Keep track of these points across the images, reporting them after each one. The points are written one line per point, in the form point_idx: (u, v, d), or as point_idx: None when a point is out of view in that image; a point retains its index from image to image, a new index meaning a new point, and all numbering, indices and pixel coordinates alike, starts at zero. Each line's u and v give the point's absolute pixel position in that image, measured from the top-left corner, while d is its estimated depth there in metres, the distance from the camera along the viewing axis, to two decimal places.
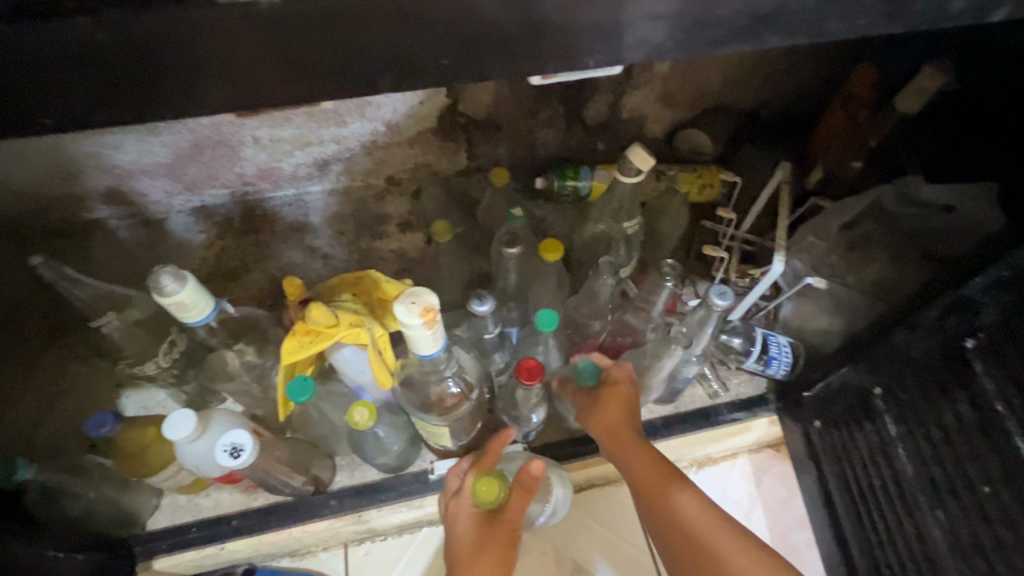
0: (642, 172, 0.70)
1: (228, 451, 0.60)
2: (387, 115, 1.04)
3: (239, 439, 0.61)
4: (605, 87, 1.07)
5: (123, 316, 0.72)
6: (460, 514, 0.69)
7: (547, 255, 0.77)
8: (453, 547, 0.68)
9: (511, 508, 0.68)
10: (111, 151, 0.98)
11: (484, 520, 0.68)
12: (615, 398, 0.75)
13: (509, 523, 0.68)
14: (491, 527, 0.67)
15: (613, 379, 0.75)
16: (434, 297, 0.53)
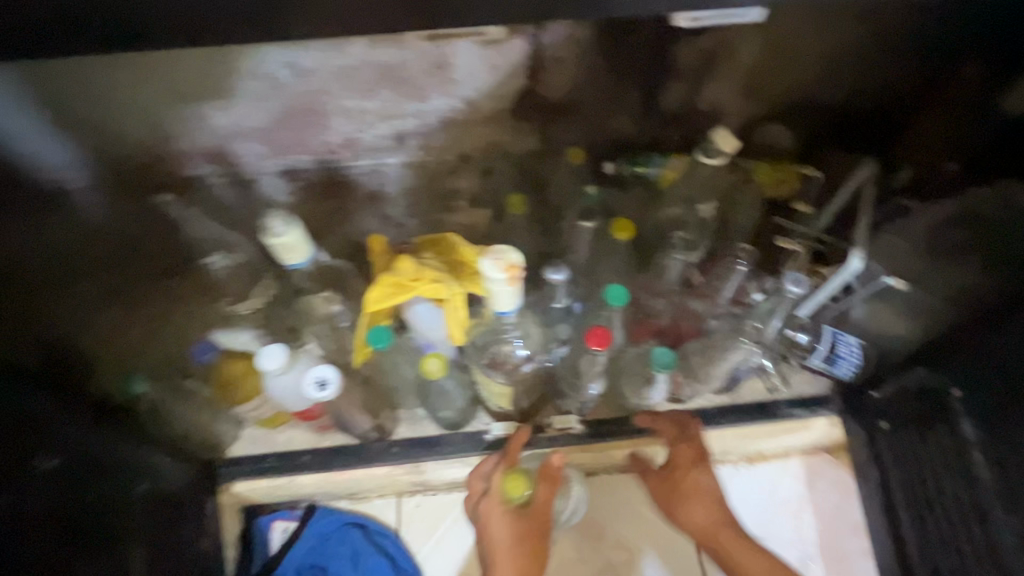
0: (726, 154, 0.70)
1: (316, 384, 0.66)
2: (468, 92, 1.08)
3: (325, 373, 0.67)
4: (684, 76, 1.06)
5: (231, 256, 0.83)
6: (492, 517, 0.74)
7: (617, 233, 0.78)
8: (489, 549, 0.74)
9: (540, 503, 0.75)
10: (213, 110, 1.04)
11: (516, 518, 0.74)
12: (682, 471, 0.82)
13: (536, 518, 0.74)
14: (523, 524, 0.74)
15: (682, 462, 0.82)
16: (518, 256, 0.56)
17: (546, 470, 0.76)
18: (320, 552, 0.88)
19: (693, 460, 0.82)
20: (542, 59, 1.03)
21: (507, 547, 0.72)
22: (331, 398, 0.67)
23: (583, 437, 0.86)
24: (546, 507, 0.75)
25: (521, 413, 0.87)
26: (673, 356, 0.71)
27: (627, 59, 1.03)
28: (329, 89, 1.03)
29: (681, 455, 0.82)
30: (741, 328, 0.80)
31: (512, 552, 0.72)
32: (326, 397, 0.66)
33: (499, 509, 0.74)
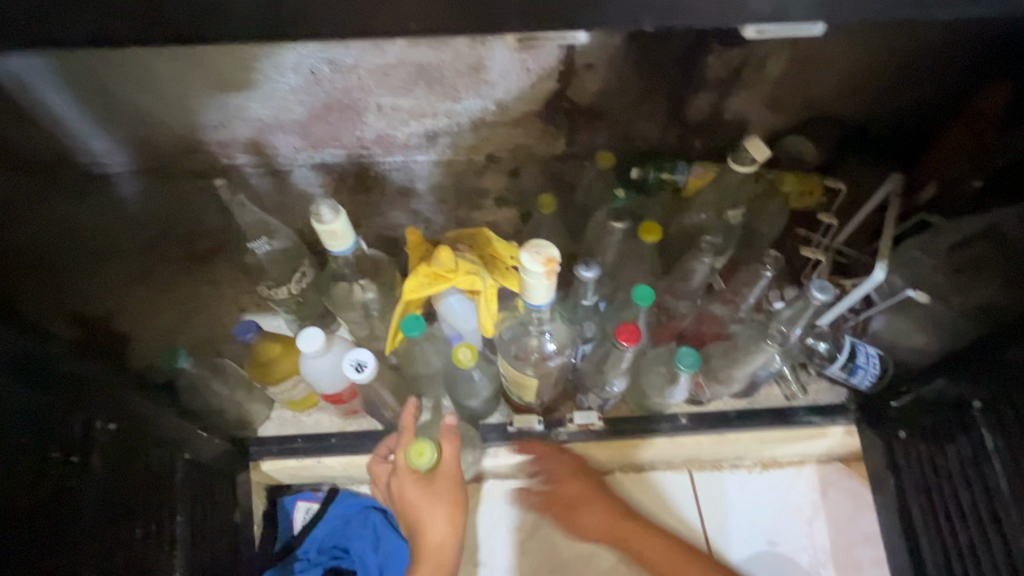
0: (756, 163, 0.72)
1: (353, 366, 0.69)
2: (500, 94, 1.11)
3: (363, 357, 0.70)
4: (711, 85, 1.08)
5: (273, 242, 0.84)
6: (408, 490, 0.74)
7: (645, 236, 0.81)
8: (412, 517, 0.76)
9: (442, 471, 0.75)
10: (255, 103, 1.06)
11: (424, 485, 0.74)
12: (575, 483, 0.86)
13: (445, 479, 0.75)
14: (433, 488, 0.75)
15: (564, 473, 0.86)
16: (556, 250, 0.58)
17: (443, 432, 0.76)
18: (342, 534, 0.91)
19: (577, 465, 0.87)
20: (573, 64, 1.05)
21: (428, 512, 0.75)
22: (366, 381, 0.70)
23: (602, 433, 0.88)
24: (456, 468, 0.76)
25: (543, 408, 0.89)
26: (698, 358, 0.73)
27: (656, 66, 1.05)
28: (367, 86, 1.06)
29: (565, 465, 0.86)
30: (767, 331, 0.78)
31: (437, 514, 0.75)
32: (363, 379, 0.69)
33: (413, 481, 0.74)
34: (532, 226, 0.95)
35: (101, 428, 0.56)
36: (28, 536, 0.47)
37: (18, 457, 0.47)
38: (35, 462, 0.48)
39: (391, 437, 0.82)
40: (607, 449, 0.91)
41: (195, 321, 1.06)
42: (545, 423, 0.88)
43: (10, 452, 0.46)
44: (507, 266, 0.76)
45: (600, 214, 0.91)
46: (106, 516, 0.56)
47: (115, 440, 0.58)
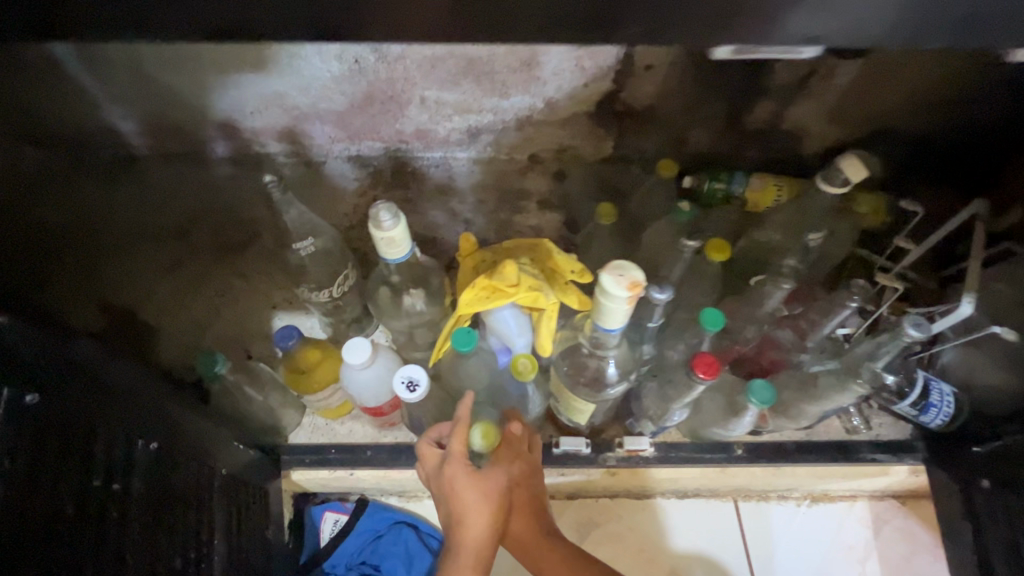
0: (849, 183, 0.66)
1: (406, 384, 0.65)
2: (551, 92, 1.04)
3: (416, 374, 0.66)
4: (775, 93, 1.01)
5: (319, 242, 0.80)
6: (460, 480, 0.65)
7: (713, 254, 0.75)
8: (455, 510, 0.66)
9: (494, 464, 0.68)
10: (295, 92, 1.01)
11: (477, 477, 0.66)
12: (518, 488, 0.71)
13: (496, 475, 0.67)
14: (485, 481, 0.66)
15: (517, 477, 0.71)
16: (641, 274, 0.52)
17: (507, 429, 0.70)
18: (371, 550, 0.87)
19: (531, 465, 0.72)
20: (632, 65, 0.99)
21: (474, 506, 0.65)
22: (417, 400, 0.66)
23: (653, 460, 0.83)
24: (508, 466, 0.69)
25: (592, 429, 0.85)
26: (773, 393, 0.68)
27: (719, 71, 0.98)
28: (411, 77, 1.00)
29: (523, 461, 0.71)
30: (852, 370, 0.72)
31: (482, 509, 0.66)
32: (414, 399, 0.66)
33: (465, 471, 0.66)
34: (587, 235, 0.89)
35: (144, 447, 0.52)
36: (71, 555, 0.42)
37: (60, 488, 0.42)
38: (78, 489, 0.44)
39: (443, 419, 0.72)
40: (656, 477, 0.85)
41: (202, 316, 0.98)
42: (593, 447, 0.84)
43: (52, 481, 0.42)
44: (567, 281, 0.72)
45: (659, 227, 0.86)
46: (150, 546, 0.51)
47: (157, 461, 0.53)
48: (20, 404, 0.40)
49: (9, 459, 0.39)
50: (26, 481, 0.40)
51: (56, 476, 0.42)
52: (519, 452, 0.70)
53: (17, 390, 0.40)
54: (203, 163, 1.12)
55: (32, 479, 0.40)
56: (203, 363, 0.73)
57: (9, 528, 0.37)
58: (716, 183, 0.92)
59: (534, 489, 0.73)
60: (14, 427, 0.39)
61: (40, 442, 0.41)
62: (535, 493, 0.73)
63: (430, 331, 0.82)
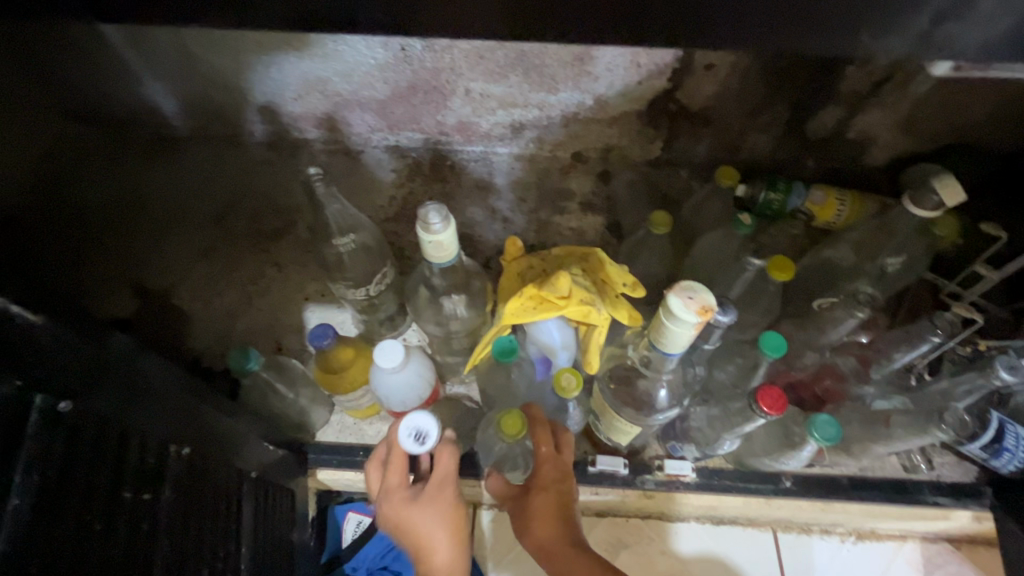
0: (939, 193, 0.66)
1: (414, 437, 0.61)
2: (601, 89, 0.99)
3: (425, 424, 0.61)
4: (845, 100, 0.93)
5: (358, 239, 0.78)
6: (406, 510, 0.65)
7: (774, 273, 0.70)
8: (415, 542, 0.65)
9: (434, 483, 0.66)
10: (336, 78, 0.98)
11: (419, 500, 0.65)
12: (544, 491, 0.68)
13: (441, 491, 0.66)
14: (430, 500, 0.66)
15: (544, 479, 0.68)
16: (712, 297, 0.48)
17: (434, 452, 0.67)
18: (393, 556, 0.83)
19: (558, 466, 0.68)
20: (691, 63, 0.93)
21: (432, 528, 0.65)
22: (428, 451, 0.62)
23: (695, 487, 0.79)
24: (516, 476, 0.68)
25: (632, 450, 0.80)
26: (838, 429, 0.62)
27: (785, 73, 0.91)
28: (456, 68, 0.95)
29: (547, 459, 0.67)
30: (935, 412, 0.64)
31: (439, 530, 0.65)
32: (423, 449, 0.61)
33: (407, 500, 0.65)
34: (637, 244, 0.84)
35: (176, 453, 0.50)
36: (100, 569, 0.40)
37: (90, 499, 0.40)
38: (110, 500, 0.42)
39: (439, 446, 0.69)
40: (696, 503, 0.81)
41: (232, 305, 0.96)
42: (631, 467, 0.80)
43: (84, 493, 0.40)
44: (618, 293, 0.67)
45: (714, 239, 0.80)
46: (182, 556, 0.49)
47: (189, 466, 0.52)
48: (54, 410, 0.39)
49: (40, 472, 0.37)
50: (57, 495, 0.38)
51: (88, 488, 0.40)
52: (545, 450, 0.67)
53: (48, 397, 0.38)
54: (239, 146, 1.10)
55: (63, 494, 0.38)
56: (236, 358, 0.71)
57: (38, 543, 0.36)
58: (773, 194, 0.84)
59: (562, 498, 0.68)
60: (44, 438, 0.37)
61: (70, 451, 0.40)
62: (565, 502, 0.68)
63: (469, 336, 0.79)
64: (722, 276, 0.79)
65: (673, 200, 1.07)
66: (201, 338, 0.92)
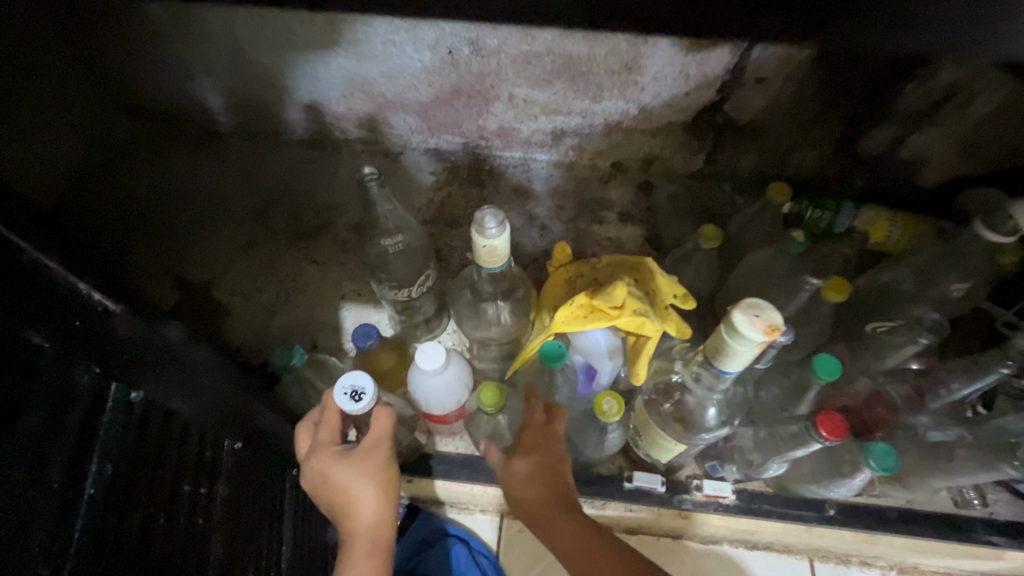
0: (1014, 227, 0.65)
1: (348, 394, 0.56)
2: (647, 98, 0.97)
3: (359, 383, 0.57)
4: (900, 118, 0.90)
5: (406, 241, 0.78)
6: (330, 469, 0.57)
7: (829, 293, 0.68)
8: (337, 504, 0.57)
9: (367, 442, 0.58)
10: (383, 79, 0.98)
11: (348, 458, 0.57)
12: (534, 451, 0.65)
13: (374, 451, 0.58)
14: (361, 459, 0.57)
15: (527, 445, 0.65)
16: (779, 316, 0.46)
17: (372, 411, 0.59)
18: (419, 559, 0.85)
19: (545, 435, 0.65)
20: (741, 75, 0.91)
21: (357, 487, 0.57)
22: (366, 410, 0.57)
23: (732, 510, 0.76)
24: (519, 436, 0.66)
25: (669, 468, 0.78)
26: (895, 459, 0.59)
27: (841, 89, 0.89)
28: (502, 73, 0.95)
29: (535, 432, 0.65)
30: None
31: (366, 488, 0.56)
32: (358, 409, 0.56)
33: (335, 457, 0.57)
34: (682, 257, 0.83)
35: (229, 448, 0.52)
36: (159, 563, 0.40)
37: (154, 491, 0.42)
38: (169, 492, 0.43)
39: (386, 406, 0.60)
40: (732, 526, 0.79)
41: (270, 299, 0.97)
42: (667, 486, 0.77)
43: (150, 485, 0.41)
44: (667, 305, 0.66)
45: (763, 257, 0.79)
46: (231, 555, 0.49)
47: (236, 464, 0.53)
48: (125, 400, 0.40)
49: (113, 462, 0.38)
50: (127, 484, 0.39)
51: (154, 479, 0.42)
52: (533, 418, 0.65)
53: (123, 387, 0.40)
54: (282, 142, 1.11)
55: (132, 484, 0.39)
56: (280, 354, 0.71)
57: (107, 536, 0.36)
58: (822, 212, 0.81)
59: (549, 461, 0.64)
60: (119, 424, 0.39)
61: (138, 444, 0.41)
62: (550, 464, 0.64)
63: (508, 343, 0.78)
64: (769, 295, 0.77)
65: (715, 214, 1.05)
66: (238, 331, 0.93)
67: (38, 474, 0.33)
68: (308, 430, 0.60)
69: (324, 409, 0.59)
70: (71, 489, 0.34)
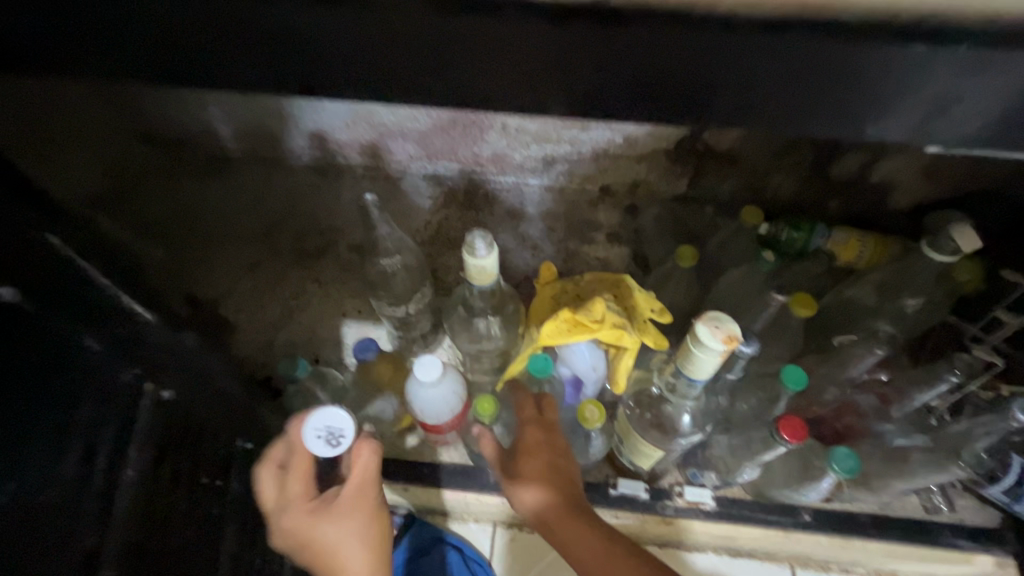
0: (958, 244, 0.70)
1: (324, 438, 0.59)
2: (631, 128, 1.04)
3: (337, 424, 0.60)
4: (866, 146, 0.97)
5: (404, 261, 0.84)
6: (314, 522, 0.58)
7: (797, 308, 0.73)
8: (320, 563, 0.58)
9: (351, 491, 0.61)
10: (383, 110, 1.05)
11: (331, 511, 0.59)
12: (534, 455, 0.67)
13: (361, 499, 0.60)
14: (345, 512, 0.59)
15: (529, 444, 0.67)
16: (737, 327, 0.51)
17: (353, 448, 0.62)
18: (414, 567, 0.88)
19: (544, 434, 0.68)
20: None
21: (348, 546, 0.58)
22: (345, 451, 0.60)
23: (712, 515, 0.80)
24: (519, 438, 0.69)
25: (653, 475, 0.83)
26: (857, 462, 0.64)
27: None
28: None
29: (530, 429, 0.68)
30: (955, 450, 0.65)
31: (355, 546, 0.58)
32: (334, 451, 0.59)
33: (315, 512, 0.59)
34: (663, 275, 0.88)
35: (240, 445, 0.69)
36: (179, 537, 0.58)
37: (178, 477, 0.59)
38: (190, 478, 0.61)
39: (368, 441, 0.63)
40: (713, 531, 0.82)
41: (275, 316, 1.02)
42: (651, 492, 0.81)
43: (172, 473, 0.58)
44: (646, 318, 0.71)
45: (738, 275, 0.84)
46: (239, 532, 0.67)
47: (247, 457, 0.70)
48: (157, 400, 0.57)
49: (147, 449, 0.55)
50: (155, 468, 0.56)
51: (176, 468, 0.59)
52: (529, 415, 0.69)
53: (157, 392, 0.57)
54: (289, 168, 1.17)
55: (159, 468, 0.56)
56: (286, 366, 0.76)
57: (140, 500, 0.53)
58: (797, 233, 0.86)
59: (550, 466, 0.67)
60: (154, 419, 0.56)
61: (165, 439, 0.58)
62: (552, 469, 0.67)
63: (499, 356, 0.83)
64: (744, 311, 0.83)
65: (697, 236, 1.11)
66: (244, 346, 0.98)
67: (92, 456, 0.49)
68: (275, 482, 0.63)
69: (297, 457, 0.63)
70: (116, 471, 0.51)
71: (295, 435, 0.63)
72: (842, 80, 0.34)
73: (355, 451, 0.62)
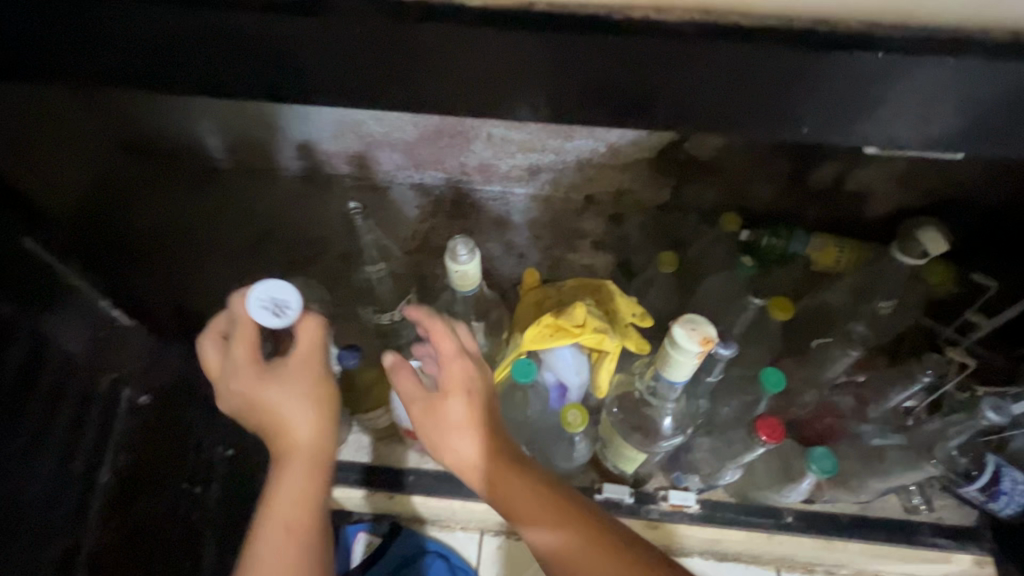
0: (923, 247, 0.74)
1: (272, 311, 0.58)
2: (614, 138, 1.06)
3: (285, 299, 0.59)
4: (841, 155, 0.99)
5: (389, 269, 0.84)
6: (260, 387, 0.59)
7: (774, 311, 0.75)
8: (269, 422, 0.60)
9: (297, 361, 0.61)
10: (370, 120, 1.06)
11: (280, 378, 0.60)
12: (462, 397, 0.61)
13: (308, 367, 0.61)
14: (293, 379, 0.60)
15: (454, 385, 0.61)
16: (712, 328, 0.52)
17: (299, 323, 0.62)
18: None
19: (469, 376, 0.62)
20: None
21: (295, 408, 0.60)
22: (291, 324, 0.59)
23: (696, 519, 0.81)
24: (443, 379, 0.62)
25: (637, 480, 0.83)
26: (834, 462, 0.65)
27: None
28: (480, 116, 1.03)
29: (456, 372, 0.61)
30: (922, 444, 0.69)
31: (299, 410, 0.60)
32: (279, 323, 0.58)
33: (262, 377, 0.59)
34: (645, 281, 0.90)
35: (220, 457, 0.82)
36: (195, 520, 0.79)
37: (180, 478, 0.79)
38: (183, 483, 0.79)
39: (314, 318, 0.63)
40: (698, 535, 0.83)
41: None
42: (635, 497, 0.82)
43: (191, 470, 0.80)
44: (627, 323, 0.72)
45: (717, 281, 0.86)
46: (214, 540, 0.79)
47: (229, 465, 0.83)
48: (131, 401, 0.79)
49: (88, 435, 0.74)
50: (173, 451, 0.81)
51: (183, 472, 0.79)
52: (450, 352, 0.62)
53: (135, 394, 0.80)
54: (277, 178, 1.18)
55: (157, 456, 0.79)
56: None
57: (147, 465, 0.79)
58: (775, 239, 0.88)
59: (479, 405, 0.61)
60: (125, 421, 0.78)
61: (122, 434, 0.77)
62: (481, 410, 0.61)
63: None
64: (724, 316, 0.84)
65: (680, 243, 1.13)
66: None
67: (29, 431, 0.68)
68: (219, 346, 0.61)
69: (235, 324, 0.60)
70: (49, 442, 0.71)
71: (236, 303, 0.60)
72: (793, 78, 0.40)
73: (302, 325, 0.62)
